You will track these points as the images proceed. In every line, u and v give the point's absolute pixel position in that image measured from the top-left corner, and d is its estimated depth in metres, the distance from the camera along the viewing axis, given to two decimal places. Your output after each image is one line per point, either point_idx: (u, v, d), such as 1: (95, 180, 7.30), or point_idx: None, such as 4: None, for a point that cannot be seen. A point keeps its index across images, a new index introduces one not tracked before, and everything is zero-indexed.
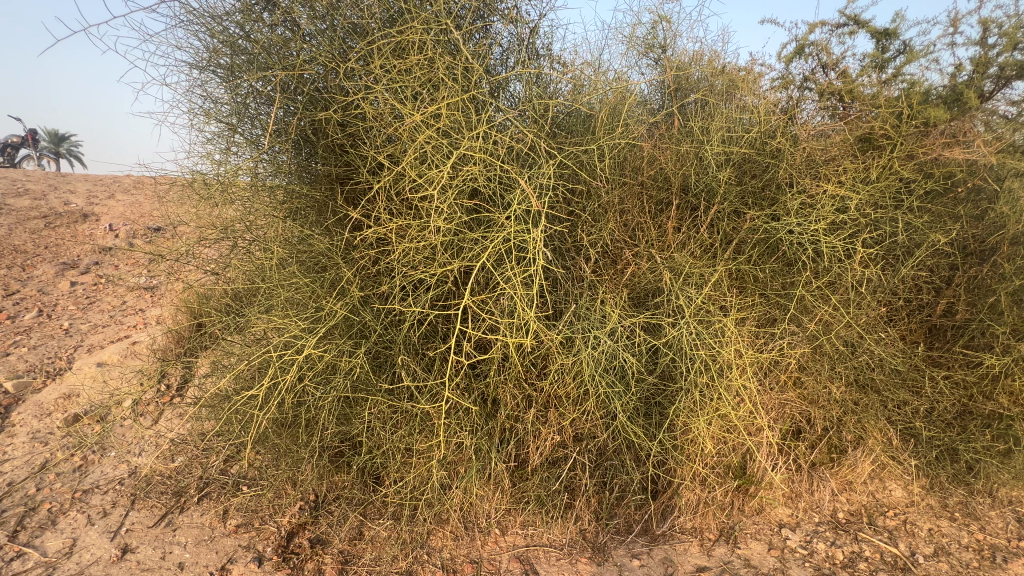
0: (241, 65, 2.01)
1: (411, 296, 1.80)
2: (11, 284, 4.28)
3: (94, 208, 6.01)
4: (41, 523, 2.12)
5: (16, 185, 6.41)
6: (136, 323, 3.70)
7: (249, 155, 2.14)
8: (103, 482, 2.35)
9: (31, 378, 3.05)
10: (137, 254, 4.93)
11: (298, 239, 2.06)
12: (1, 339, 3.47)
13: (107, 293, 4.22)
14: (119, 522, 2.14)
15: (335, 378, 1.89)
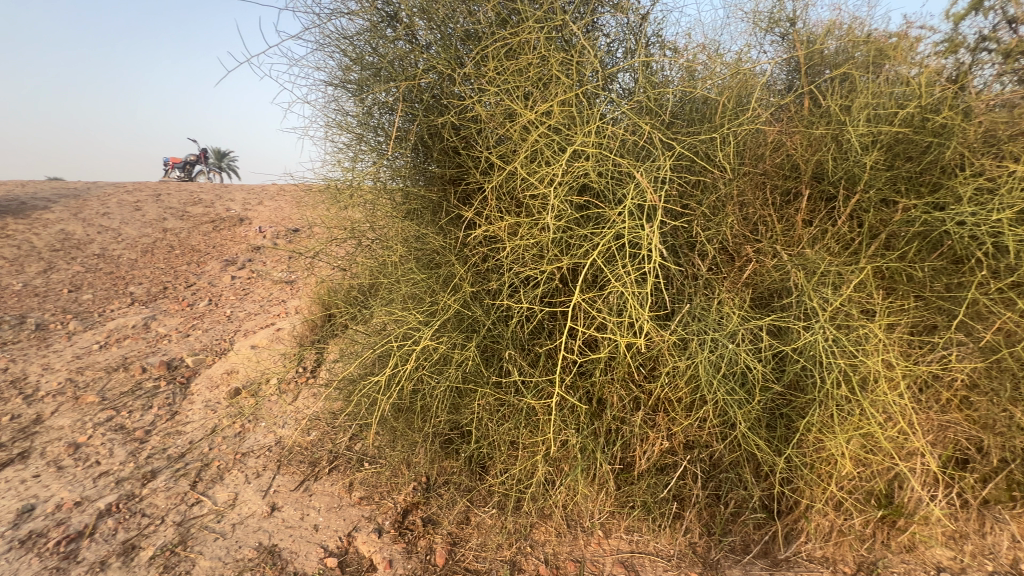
0: (368, 79, 2.20)
1: (523, 292, 1.83)
2: (190, 278, 5.18)
3: (248, 213, 7.04)
4: (212, 477, 2.54)
5: (193, 196, 7.74)
6: (279, 312, 4.27)
7: (373, 161, 2.33)
8: (256, 448, 2.75)
9: (204, 356, 3.67)
10: (280, 252, 5.68)
11: (414, 237, 2.21)
12: (183, 323, 4.22)
13: (258, 286, 4.92)
14: (269, 483, 2.48)
15: (448, 369, 1.98)
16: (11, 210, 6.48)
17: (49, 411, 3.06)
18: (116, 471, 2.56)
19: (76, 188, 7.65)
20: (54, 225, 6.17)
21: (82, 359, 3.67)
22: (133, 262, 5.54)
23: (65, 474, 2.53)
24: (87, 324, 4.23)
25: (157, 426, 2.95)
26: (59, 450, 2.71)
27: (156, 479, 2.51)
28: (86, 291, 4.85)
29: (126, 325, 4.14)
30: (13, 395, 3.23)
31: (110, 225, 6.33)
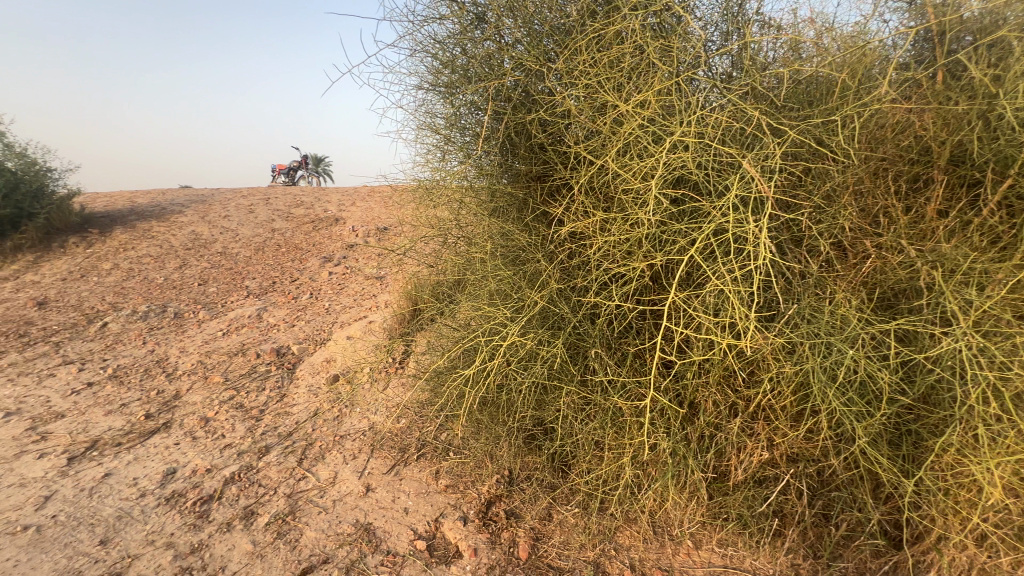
0: (457, 81, 2.26)
1: (614, 290, 1.79)
2: (294, 273, 5.70)
3: (343, 213, 7.61)
4: (315, 455, 2.77)
5: (296, 198, 8.51)
6: (371, 305, 4.57)
7: (461, 160, 2.40)
8: (352, 431, 2.96)
9: (307, 345, 4.02)
10: (371, 250, 6.06)
11: (500, 234, 2.24)
12: (290, 314, 4.66)
13: (352, 281, 5.29)
14: (364, 465, 2.66)
15: (534, 366, 1.98)
16: (155, 214, 7.56)
17: (185, 388, 3.53)
18: (238, 444, 2.88)
19: (204, 194, 8.74)
20: (187, 227, 7.10)
21: (209, 344, 4.19)
22: (248, 259, 6.23)
23: (198, 444, 2.90)
24: (213, 313, 4.82)
25: (269, 406, 3.28)
26: (193, 422, 3.11)
27: (269, 454, 2.79)
28: (212, 285, 5.53)
29: (244, 314, 4.66)
30: (158, 373, 3.77)
31: (230, 226, 7.16)
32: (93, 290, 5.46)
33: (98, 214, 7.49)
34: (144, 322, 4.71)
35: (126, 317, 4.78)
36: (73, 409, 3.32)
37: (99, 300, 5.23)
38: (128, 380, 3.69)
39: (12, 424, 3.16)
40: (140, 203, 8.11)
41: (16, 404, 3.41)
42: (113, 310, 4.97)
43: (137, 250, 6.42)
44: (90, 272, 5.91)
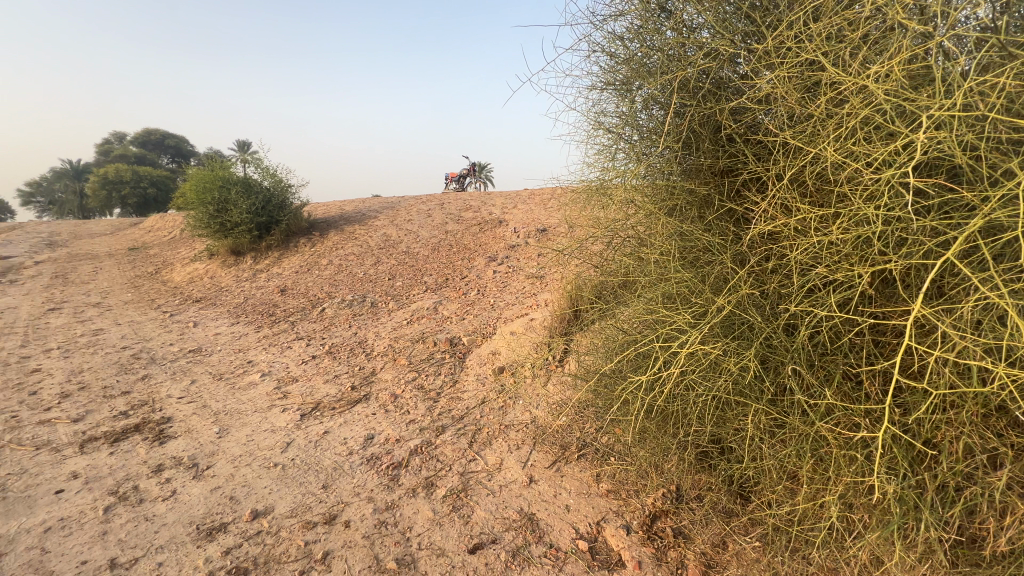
0: (635, 76, 2.20)
1: (830, 297, 1.52)
2: (464, 271, 6.26)
3: (506, 215, 8.10)
4: (483, 440, 2.99)
5: (466, 203, 9.34)
6: (532, 303, 4.77)
7: (634, 157, 2.34)
8: (516, 422, 3.12)
9: (476, 337, 4.37)
10: (531, 250, 6.33)
11: (677, 234, 2.11)
12: (460, 308, 5.12)
13: (514, 280, 5.59)
14: (527, 456, 2.78)
15: (718, 378, 1.81)
16: (357, 219, 9.06)
17: (379, 367, 4.14)
18: (420, 420, 3.27)
19: (393, 201, 10.16)
20: (380, 230, 8.34)
21: (397, 331, 4.85)
22: (426, 257, 7.05)
23: (390, 416, 3.37)
24: (399, 304, 5.57)
25: (444, 390, 3.65)
26: (386, 397, 3.63)
27: (445, 433, 3.10)
28: (398, 280, 6.40)
29: (423, 307, 5.28)
30: (360, 353, 4.49)
31: (412, 229, 8.20)
32: (315, 281, 6.78)
33: (319, 220, 9.27)
34: (349, 309, 5.67)
35: (338, 304, 5.81)
36: (303, 376, 4.15)
37: (319, 289, 6.47)
38: (339, 356, 4.48)
39: (265, 383, 4.09)
40: (347, 210, 9.80)
41: (267, 368, 4.41)
42: (329, 298, 6.10)
43: (345, 249, 7.77)
44: (313, 267, 7.34)
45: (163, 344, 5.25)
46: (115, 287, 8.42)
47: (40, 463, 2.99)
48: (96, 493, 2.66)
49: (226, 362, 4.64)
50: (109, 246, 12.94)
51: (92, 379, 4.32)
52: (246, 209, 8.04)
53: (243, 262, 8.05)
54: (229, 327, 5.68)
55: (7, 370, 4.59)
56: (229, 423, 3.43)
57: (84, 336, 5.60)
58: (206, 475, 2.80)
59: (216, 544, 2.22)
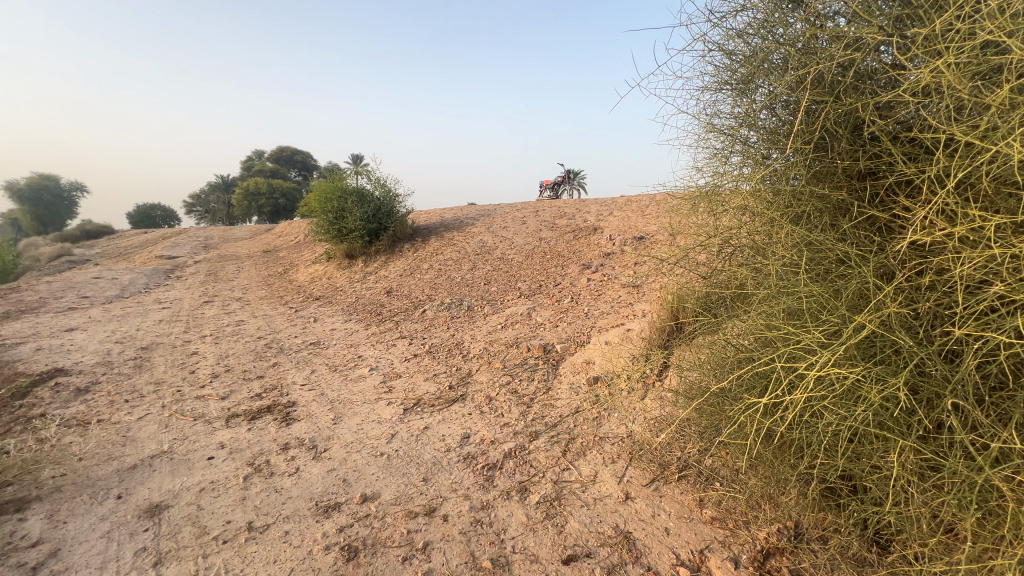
0: (757, 75, 2.06)
1: (1016, 321, 1.28)
2: (557, 278, 6.27)
3: (600, 223, 7.98)
4: (577, 450, 2.95)
5: (560, 210, 9.37)
6: (628, 313, 4.63)
7: (753, 161, 2.18)
8: (611, 435, 3.04)
9: (569, 345, 4.35)
10: (627, 259, 6.16)
11: (804, 244, 1.92)
12: (554, 314, 5.14)
13: (609, 289, 5.48)
14: (623, 472, 2.69)
15: (856, 408, 1.60)
16: (456, 226, 9.50)
17: (475, 369, 4.29)
18: (514, 424, 3.32)
19: (489, 208, 10.51)
20: (477, 236, 8.67)
21: (492, 335, 4.99)
22: (520, 264, 7.18)
23: (485, 417, 3.46)
24: (494, 309, 5.73)
25: (537, 396, 3.68)
26: (481, 399, 3.74)
27: (539, 439, 3.11)
28: (493, 285, 6.59)
29: (517, 312, 5.38)
30: (457, 354, 4.69)
31: (507, 236, 8.41)
32: (417, 284, 7.22)
33: (421, 227, 9.88)
34: (448, 312, 5.96)
35: (437, 307, 6.14)
36: (406, 372, 4.44)
37: (421, 292, 6.88)
38: (438, 356, 4.72)
39: (373, 377, 4.43)
40: (447, 217, 10.33)
41: (375, 363, 4.78)
42: (429, 300, 6.46)
43: (444, 254, 8.18)
44: (415, 271, 7.83)
45: (290, 336, 5.92)
46: (253, 284, 9.71)
47: (196, 432, 3.51)
48: (237, 463, 3.06)
49: (340, 356, 5.11)
50: (249, 249, 14.95)
51: (235, 363, 5.00)
52: (360, 217, 8.82)
53: (355, 264, 8.84)
54: (343, 324, 6.26)
55: (173, 351, 5.48)
56: (342, 411, 3.76)
57: (230, 326, 6.51)
58: (323, 456, 3.09)
59: (331, 521, 2.44)
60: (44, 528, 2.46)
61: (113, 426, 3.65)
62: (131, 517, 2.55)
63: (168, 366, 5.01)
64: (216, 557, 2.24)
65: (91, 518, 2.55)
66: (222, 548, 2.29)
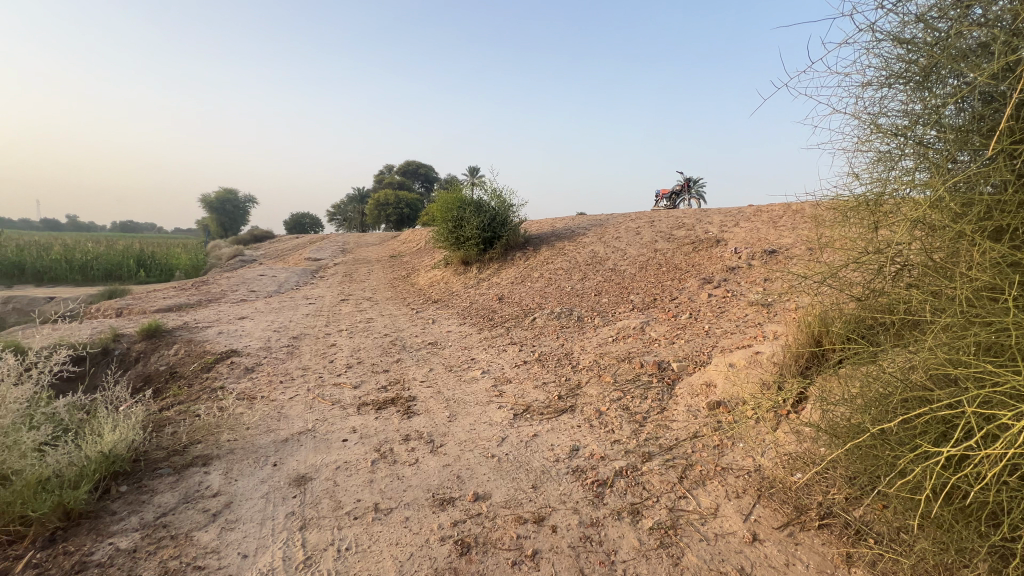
0: (943, 65, 1.78)
1: None
2: (674, 292, 5.97)
3: (724, 234, 7.42)
4: (696, 478, 2.75)
5: (678, 220, 8.92)
6: (756, 335, 4.24)
7: (934, 166, 1.88)
8: (735, 467, 2.78)
9: (687, 364, 4.09)
10: (755, 275, 5.65)
11: (1008, 266, 1.59)
12: (670, 330, 4.88)
13: (733, 306, 5.07)
14: (749, 509, 2.44)
15: None
16: (567, 236, 9.53)
17: (584, 381, 4.24)
18: (625, 442, 3.20)
19: (602, 218, 10.38)
20: (589, 246, 8.60)
21: (602, 347, 4.89)
22: (633, 276, 6.95)
23: (594, 432, 3.39)
24: (605, 321, 5.63)
25: (651, 415, 3.51)
26: (591, 412, 3.68)
27: (652, 461, 2.96)
28: (604, 296, 6.47)
29: (630, 325, 5.21)
30: (567, 364, 4.68)
31: (619, 247, 8.21)
32: (528, 292, 7.37)
33: (533, 236, 10.08)
34: (557, 321, 5.98)
35: (547, 315, 6.20)
36: (516, 378, 4.54)
37: (531, 300, 7.01)
38: (547, 365, 4.75)
39: (485, 380, 4.61)
40: (559, 227, 10.43)
41: (487, 367, 4.96)
42: (539, 309, 6.55)
43: (555, 263, 8.25)
44: (526, 279, 8.00)
45: (411, 335, 6.42)
46: (381, 285, 10.73)
47: (334, 415, 3.96)
48: (366, 448, 3.38)
49: (456, 357, 5.40)
50: (378, 254, 16.57)
51: (366, 357, 5.56)
52: (477, 226, 9.28)
53: (470, 271, 9.30)
54: (458, 327, 6.62)
55: (317, 342, 6.27)
56: (457, 410, 3.96)
57: (361, 323, 7.26)
58: (440, 451, 3.28)
59: (446, 514, 2.57)
60: (221, 482, 2.96)
61: (271, 402, 4.27)
62: (283, 483, 2.95)
63: (313, 354, 5.73)
64: (349, 530, 2.49)
65: (255, 479, 3.01)
66: (354, 523, 2.54)
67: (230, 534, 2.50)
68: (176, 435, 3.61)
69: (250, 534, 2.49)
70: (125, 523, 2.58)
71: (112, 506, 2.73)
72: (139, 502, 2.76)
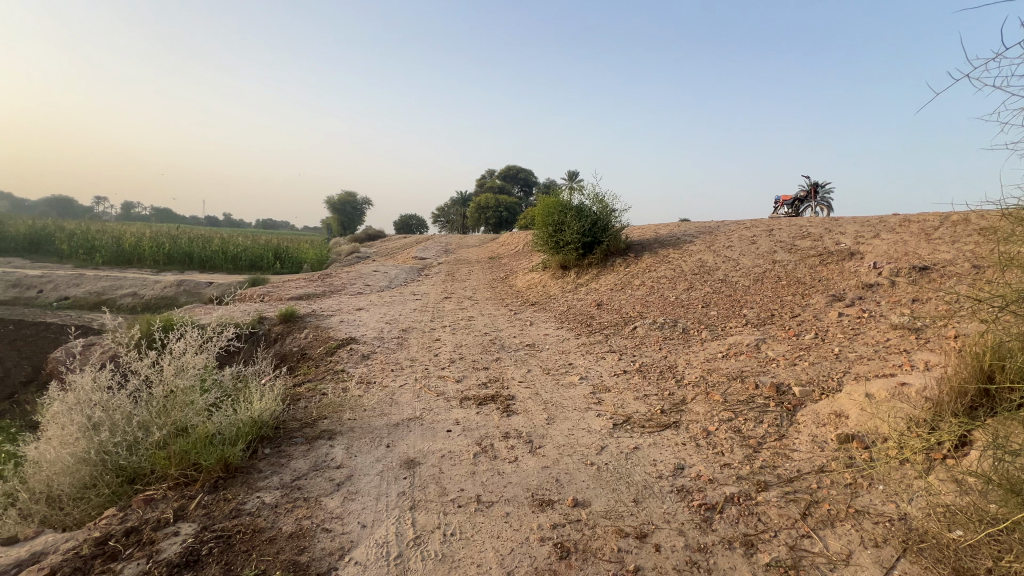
0: None
1: None
2: (796, 309, 5.42)
3: (860, 246, 6.58)
4: (823, 518, 2.46)
5: (803, 229, 8.09)
6: (900, 363, 3.70)
7: None
8: (872, 511, 2.45)
9: (812, 390, 3.69)
10: (901, 295, 4.94)
11: None
12: (791, 350, 4.44)
13: (871, 329, 4.48)
14: (891, 563, 2.14)
15: None
16: (672, 243, 9.11)
17: (690, 397, 4.01)
18: (736, 467, 2.98)
19: (711, 225, 9.77)
20: (696, 255, 8.14)
21: (710, 363, 4.60)
22: (747, 288, 6.44)
23: (701, 452, 3.20)
24: (714, 335, 5.28)
25: (767, 441, 3.22)
26: (697, 430, 3.48)
27: (769, 492, 2.71)
28: (713, 308, 6.08)
29: (743, 342, 4.83)
30: (670, 377, 4.47)
31: (731, 256, 7.66)
32: (629, 299, 7.17)
33: (635, 242, 9.79)
34: (660, 332, 5.74)
35: (649, 325, 5.98)
36: (615, 387, 4.43)
37: (632, 308, 6.80)
38: (649, 376, 4.58)
39: (583, 386, 4.57)
40: (663, 233, 10.01)
41: (585, 372, 4.92)
42: (641, 317, 6.33)
43: (658, 271, 7.94)
44: (627, 286, 7.79)
45: (510, 335, 6.58)
46: (481, 286, 11.15)
47: (438, 406, 4.19)
48: (469, 440, 3.53)
49: (553, 360, 5.43)
50: (478, 255, 17.22)
51: (467, 353, 5.82)
52: (578, 230, 9.24)
53: (568, 275, 9.29)
54: (556, 330, 6.66)
55: (423, 335, 6.70)
56: (555, 413, 3.98)
57: (463, 320, 7.60)
58: (538, 452, 3.32)
59: (545, 515, 2.60)
60: (344, 456, 3.29)
61: (384, 388, 4.65)
62: (395, 464, 3.20)
63: (419, 347, 6.12)
64: (453, 516, 2.62)
65: (371, 457, 3.29)
66: (458, 511, 2.67)
67: (351, 503, 2.77)
68: (307, 409, 4.09)
69: (367, 506, 2.74)
70: (269, 480, 2.99)
71: (259, 464, 3.17)
72: (279, 464, 3.18)
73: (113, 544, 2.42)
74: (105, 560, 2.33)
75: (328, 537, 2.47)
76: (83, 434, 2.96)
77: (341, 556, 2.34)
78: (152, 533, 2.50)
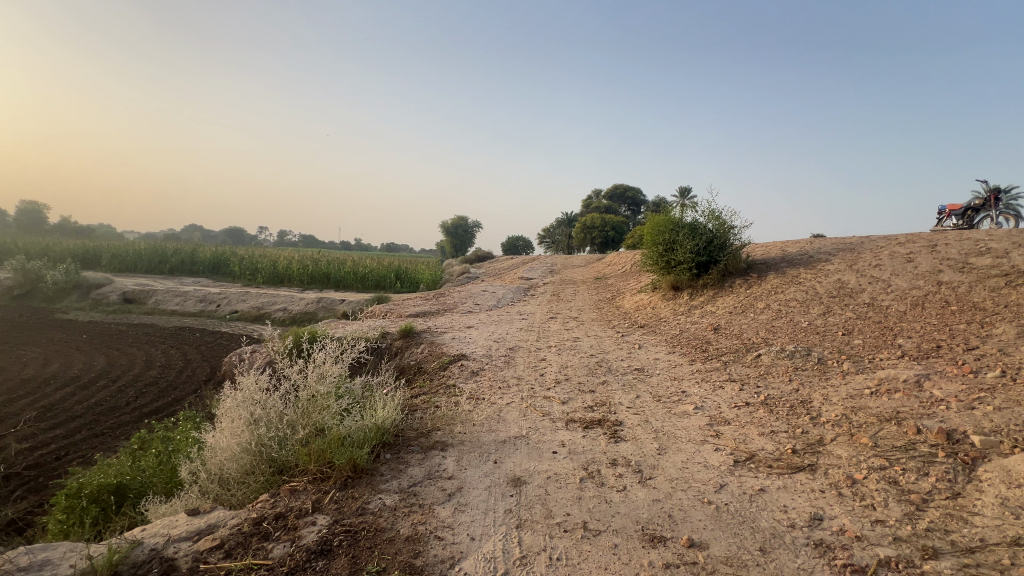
0: None
1: None
2: (973, 340, 4.52)
3: None
4: None
5: (979, 244, 6.78)
6: None
7: None
8: None
9: (999, 441, 3.01)
10: None
11: None
12: (968, 391, 3.68)
13: None
14: None
15: None
16: (803, 262, 8.18)
17: (829, 438, 3.51)
18: (893, 525, 2.52)
19: (853, 242, 8.63)
20: (834, 274, 7.22)
21: (855, 400, 3.99)
22: (903, 314, 5.52)
23: (845, 503, 2.77)
24: (859, 367, 4.60)
25: (935, 499, 2.68)
26: (839, 477, 3.02)
27: (939, 561, 2.25)
28: (857, 337, 5.30)
29: (898, 376, 4.12)
30: (804, 413, 3.96)
31: (881, 277, 6.64)
32: (750, 324, 6.56)
33: (758, 262, 8.96)
34: (790, 361, 5.14)
35: (776, 353, 5.39)
36: (736, 420, 4.05)
37: (754, 334, 6.20)
38: (777, 411, 4.11)
39: (698, 416, 4.25)
40: (791, 251, 9.07)
41: (700, 402, 4.57)
42: (766, 344, 5.74)
43: (786, 293, 7.17)
44: (748, 309, 7.14)
45: (617, 358, 6.39)
46: (587, 306, 11.06)
47: (544, 427, 4.20)
48: (575, 464, 3.48)
49: (665, 386, 5.15)
50: (584, 275, 17.16)
51: (573, 374, 5.77)
52: (690, 249, 8.74)
53: (680, 296, 8.81)
54: (667, 354, 6.33)
55: (530, 355, 6.81)
56: (667, 443, 3.75)
57: (569, 341, 7.58)
58: (649, 484, 3.14)
59: (657, 552, 2.45)
60: (455, 468, 3.45)
61: (492, 405, 4.79)
62: (502, 481, 3.26)
63: (525, 366, 6.21)
64: (560, 541, 2.59)
65: (480, 472, 3.40)
66: (564, 536, 2.63)
67: (461, 515, 2.88)
68: (423, 420, 4.37)
69: (476, 520, 2.82)
70: (389, 483, 3.24)
71: (381, 468, 3.45)
72: (398, 469, 3.43)
73: (266, 526, 2.81)
74: (259, 539, 2.70)
75: (440, 544, 2.59)
76: (247, 427, 3.51)
77: (452, 565, 2.43)
78: (295, 520, 2.84)
